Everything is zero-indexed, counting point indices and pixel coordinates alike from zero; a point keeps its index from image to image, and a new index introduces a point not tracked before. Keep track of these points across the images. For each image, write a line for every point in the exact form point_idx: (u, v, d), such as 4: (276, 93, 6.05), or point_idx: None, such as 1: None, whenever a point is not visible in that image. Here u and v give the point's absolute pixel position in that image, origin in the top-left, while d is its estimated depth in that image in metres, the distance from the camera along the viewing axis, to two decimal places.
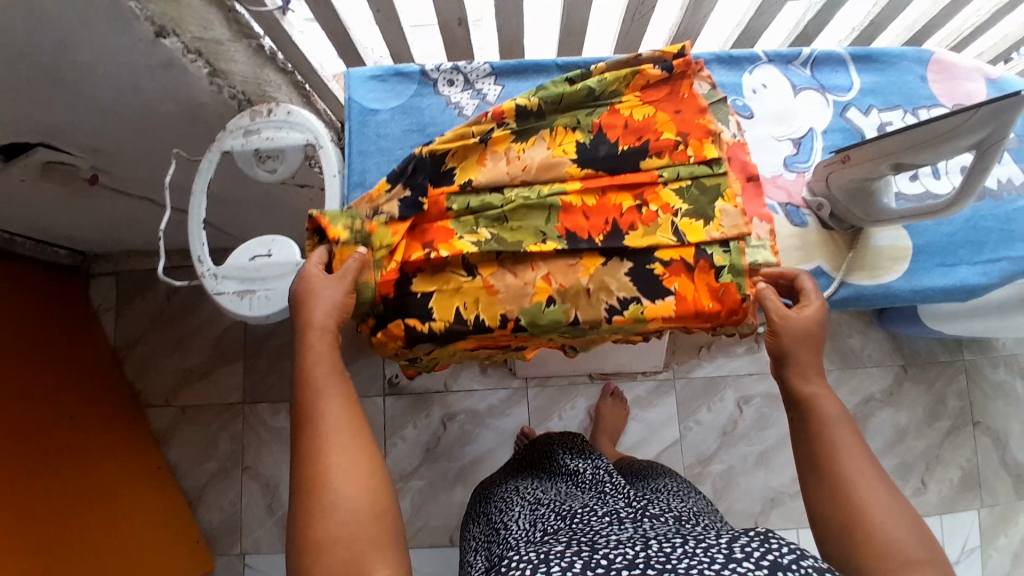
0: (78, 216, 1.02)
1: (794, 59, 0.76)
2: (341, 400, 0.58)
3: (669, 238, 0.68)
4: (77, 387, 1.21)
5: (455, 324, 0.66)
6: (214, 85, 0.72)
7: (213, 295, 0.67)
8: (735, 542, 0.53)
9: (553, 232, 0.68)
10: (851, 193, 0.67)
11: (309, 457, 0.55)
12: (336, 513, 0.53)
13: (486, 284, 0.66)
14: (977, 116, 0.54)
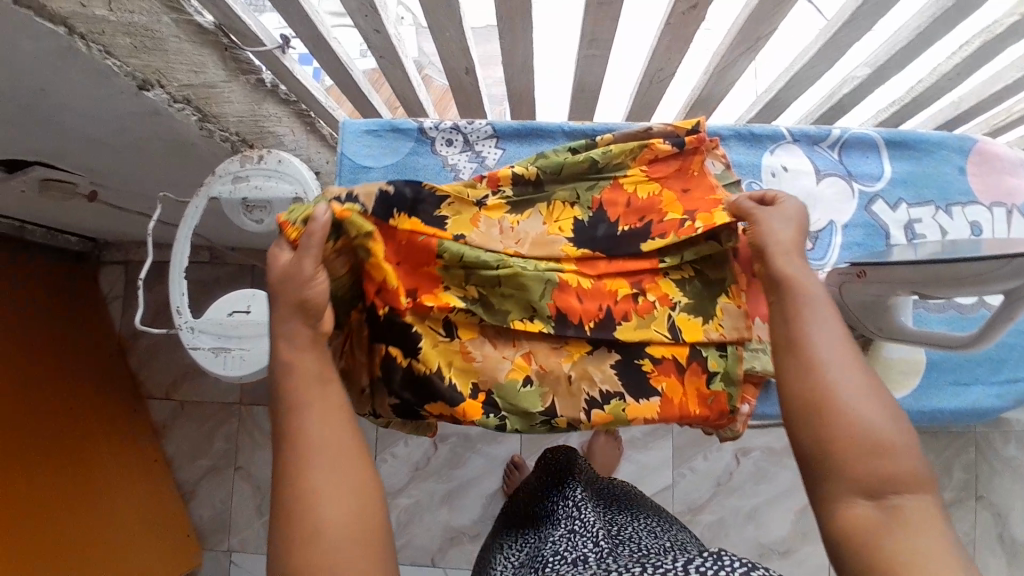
0: (82, 220, 1.02)
1: (821, 140, 0.71)
2: (320, 410, 0.47)
3: (663, 334, 0.64)
4: (81, 376, 1.23)
5: (434, 376, 0.62)
6: (205, 130, 0.71)
7: (189, 348, 0.65)
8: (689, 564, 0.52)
9: (544, 309, 0.64)
10: (865, 304, 0.61)
11: (294, 478, 0.43)
12: (328, 538, 0.41)
13: (463, 349, 0.63)
14: (1011, 267, 0.49)
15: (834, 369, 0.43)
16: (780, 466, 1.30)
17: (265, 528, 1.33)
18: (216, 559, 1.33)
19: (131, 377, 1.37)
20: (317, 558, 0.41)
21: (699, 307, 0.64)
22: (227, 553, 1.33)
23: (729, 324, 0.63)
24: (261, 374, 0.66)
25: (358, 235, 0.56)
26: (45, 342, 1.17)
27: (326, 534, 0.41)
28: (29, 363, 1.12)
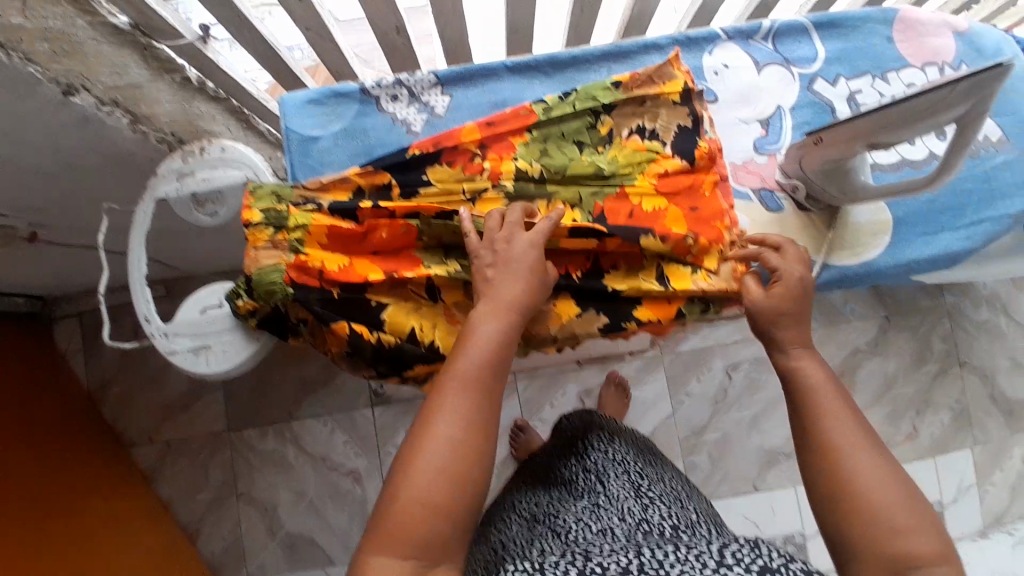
0: (24, 269, 0.97)
1: (755, 34, 0.73)
2: (486, 341, 0.52)
3: (653, 283, 0.64)
4: (61, 434, 1.17)
5: (407, 343, 0.61)
6: (138, 132, 0.68)
7: (166, 355, 0.62)
8: (725, 547, 0.53)
9: None
10: (824, 174, 0.64)
11: (427, 416, 0.49)
12: (437, 449, 0.47)
13: (448, 313, 0.62)
14: (957, 92, 0.51)
15: (865, 475, 0.48)
16: (770, 373, 1.34)
17: (281, 547, 1.29)
18: None
19: (111, 429, 1.31)
20: (427, 458, 0.47)
21: (688, 255, 0.64)
22: None
23: (709, 272, 0.64)
24: (247, 366, 0.64)
25: (292, 229, 0.59)
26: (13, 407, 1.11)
27: (426, 473, 0.47)
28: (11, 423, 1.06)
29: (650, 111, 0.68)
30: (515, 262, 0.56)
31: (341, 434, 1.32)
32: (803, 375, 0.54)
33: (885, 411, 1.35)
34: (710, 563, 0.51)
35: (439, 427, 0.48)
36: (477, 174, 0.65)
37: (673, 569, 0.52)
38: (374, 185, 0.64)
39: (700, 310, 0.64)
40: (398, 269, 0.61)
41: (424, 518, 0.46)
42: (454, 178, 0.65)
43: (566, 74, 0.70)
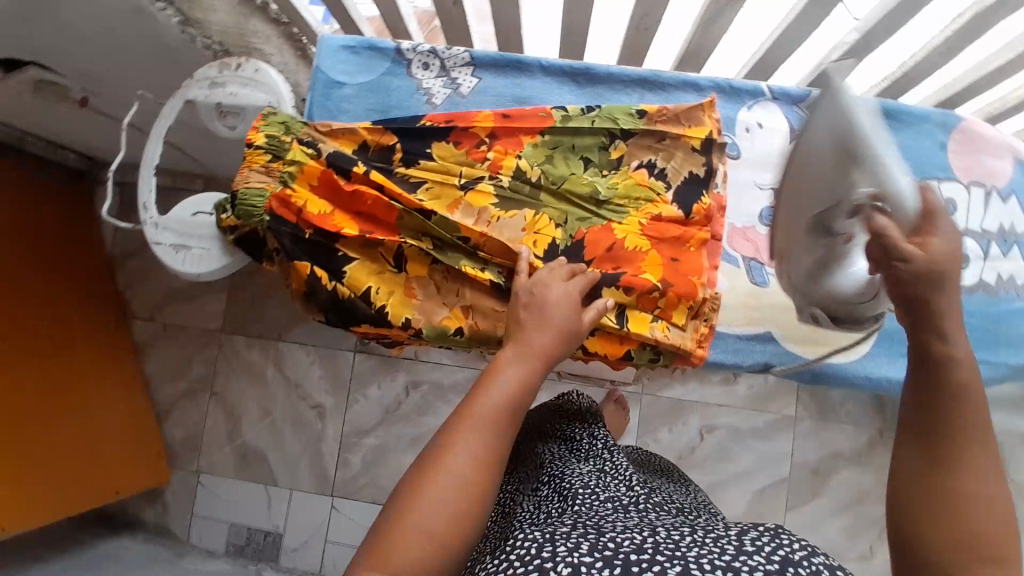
0: (75, 129, 1.04)
1: (800, 101, 0.71)
2: (515, 379, 0.50)
3: (611, 321, 0.63)
4: (67, 289, 1.25)
5: (359, 301, 0.62)
6: (186, 34, 0.71)
7: (151, 243, 0.67)
8: (746, 535, 0.51)
9: (495, 264, 0.64)
10: (813, 268, 0.60)
11: (440, 448, 0.46)
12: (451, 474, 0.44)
13: (408, 284, 0.64)
14: (840, 163, 0.53)
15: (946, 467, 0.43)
16: (744, 446, 1.30)
17: (233, 453, 1.36)
18: (185, 480, 1.37)
19: (119, 296, 1.40)
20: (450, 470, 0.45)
21: (652, 303, 0.64)
22: (195, 475, 1.37)
23: (667, 324, 0.64)
24: (219, 275, 0.67)
25: (287, 163, 0.61)
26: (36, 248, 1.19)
27: (435, 504, 0.43)
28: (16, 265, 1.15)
29: (666, 149, 0.67)
30: (550, 318, 0.55)
31: (318, 368, 1.36)
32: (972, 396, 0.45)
33: (846, 521, 1.27)
34: (731, 550, 0.49)
35: (453, 457, 0.45)
36: (478, 164, 0.66)
37: (691, 551, 0.50)
38: (379, 143, 0.66)
39: (649, 358, 0.64)
40: (373, 230, 0.63)
41: (427, 552, 0.42)
42: (453, 162, 0.66)
43: (597, 90, 0.70)
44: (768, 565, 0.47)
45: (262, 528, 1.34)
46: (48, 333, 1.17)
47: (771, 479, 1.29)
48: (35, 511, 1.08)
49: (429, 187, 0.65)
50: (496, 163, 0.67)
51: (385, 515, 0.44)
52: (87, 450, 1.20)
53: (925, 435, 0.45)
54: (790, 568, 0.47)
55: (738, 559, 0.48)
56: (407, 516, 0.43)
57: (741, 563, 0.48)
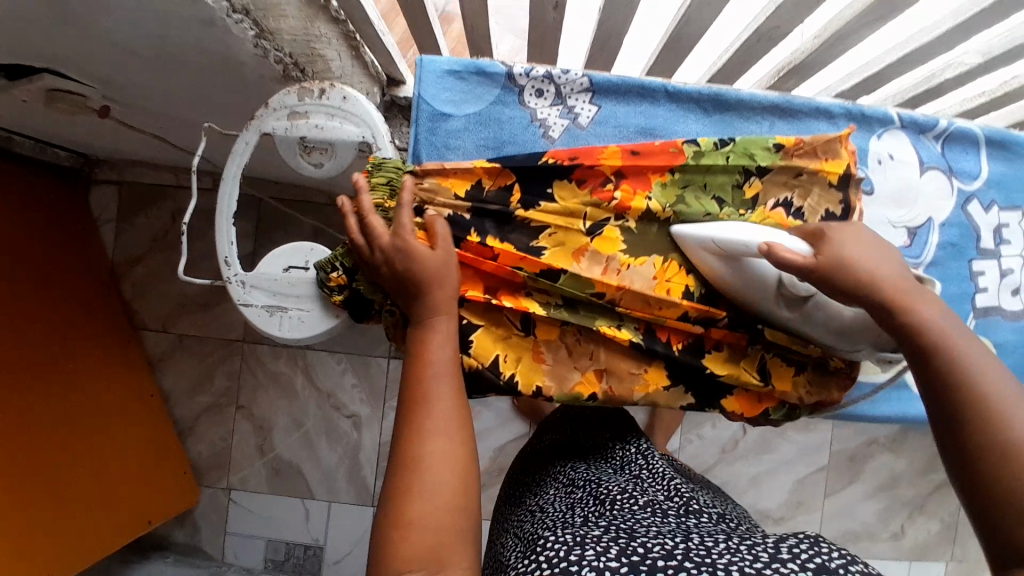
0: (75, 130, 0.92)
1: (928, 130, 0.68)
2: (441, 334, 0.51)
3: (754, 376, 0.60)
4: (67, 307, 1.16)
5: (487, 370, 0.57)
6: (260, 49, 0.61)
7: (239, 304, 0.60)
8: (782, 542, 0.47)
9: (630, 320, 0.59)
10: (839, 332, 0.55)
11: (410, 434, 0.48)
12: (428, 460, 0.46)
13: (536, 348, 0.59)
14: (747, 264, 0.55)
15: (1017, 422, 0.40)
16: (786, 438, 1.31)
17: (266, 468, 1.31)
18: (214, 497, 1.32)
19: (126, 307, 1.32)
20: (427, 449, 0.47)
21: (794, 355, 0.61)
22: (225, 492, 1.32)
23: (810, 377, 0.62)
24: (319, 338, 0.61)
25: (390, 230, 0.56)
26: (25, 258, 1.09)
27: (426, 492, 0.45)
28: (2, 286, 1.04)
29: (802, 185, 0.62)
30: (420, 271, 0.52)
31: (351, 377, 1.29)
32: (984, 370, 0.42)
33: (880, 505, 1.32)
34: (763, 557, 0.45)
35: (425, 439, 0.47)
36: (605, 206, 0.59)
37: (721, 557, 0.46)
38: (496, 183, 0.59)
39: (788, 417, 0.62)
40: (498, 294, 0.58)
41: (436, 536, 0.44)
42: (576, 204, 0.59)
43: (725, 118, 0.64)
44: (800, 572, 0.43)
45: (301, 542, 1.30)
46: (46, 354, 1.08)
47: (809, 468, 1.31)
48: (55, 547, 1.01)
49: (551, 232, 0.59)
50: (624, 203, 0.59)
51: (386, 518, 0.45)
52: (104, 474, 1.13)
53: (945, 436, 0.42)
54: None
55: (770, 567, 0.44)
56: (403, 506, 0.45)
57: (771, 572, 0.44)
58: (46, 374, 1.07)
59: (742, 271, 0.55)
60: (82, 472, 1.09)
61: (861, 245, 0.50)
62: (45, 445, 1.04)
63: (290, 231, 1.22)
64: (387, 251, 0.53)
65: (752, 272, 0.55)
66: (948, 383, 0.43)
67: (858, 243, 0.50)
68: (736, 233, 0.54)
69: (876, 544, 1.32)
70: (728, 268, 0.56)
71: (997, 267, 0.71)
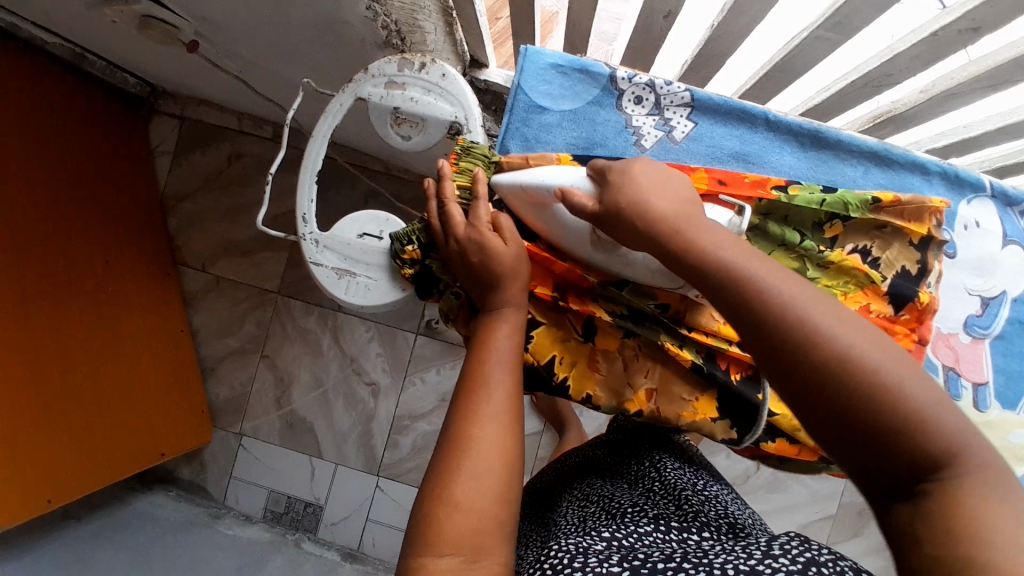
0: (154, 59, 0.94)
1: (1019, 205, 0.66)
2: (512, 327, 0.52)
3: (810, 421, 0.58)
4: (113, 230, 1.18)
5: (542, 368, 0.58)
6: (371, 11, 0.60)
7: (309, 262, 0.60)
8: (774, 540, 0.46)
9: (693, 343, 0.58)
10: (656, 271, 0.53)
11: (466, 414, 0.48)
12: (479, 443, 0.47)
13: (593, 357, 0.59)
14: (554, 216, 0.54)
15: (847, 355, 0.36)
16: (798, 481, 1.30)
17: (280, 420, 1.32)
18: (225, 439, 1.35)
19: (169, 240, 1.34)
20: (475, 432, 0.47)
21: None
22: (237, 436, 1.34)
23: None
24: (379, 308, 0.61)
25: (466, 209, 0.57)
26: (80, 175, 1.11)
27: (472, 476, 0.45)
28: (54, 199, 1.06)
29: (884, 239, 0.61)
30: (494, 263, 0.53)
31: (377, 345, 1.30)
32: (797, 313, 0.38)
33: (882, 563, 1.30)
34: (755, 554, 0.45)
35: (479, 422, 0.48)
36: None
37: (718, 557, 0.46)
38: None
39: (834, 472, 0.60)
40: (567, 297, 0.58)
41: (476, 522, 0.44)
42: None
43: (819, 155, 0.63)
44: (791, 566, 0.43)
45: (302, 498, 1.31)
46: (87, 273, 1.10)
47: (817, 514, 1.30)
48: (70, 460, 1.03)
49: None
50: None
51: (430, 495, 0.45)
52: (125, 398, 1.15)
53: (783, 379, 0.38)
54: (814, 569, 0.42)
55: (761, 563, 0.44)
56: (447, 485, 0.45)
57: (762, 568, 0.43)
58: (85, 292, 1.09)
59: (551, 221, 0.54)
60: (105, 392, 1.11)
61: (649, 184, 0.49)
62: (75, 360, 1.06)
63: (341, 193, 1.23)
64: (461, 242, 0.54)
65: (557, 219, 0.54)
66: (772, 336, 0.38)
67: (638, 178, 0.49)
68: (542, 180, 0.54)
69: None
70: (541, 219, 0.55)
71: None
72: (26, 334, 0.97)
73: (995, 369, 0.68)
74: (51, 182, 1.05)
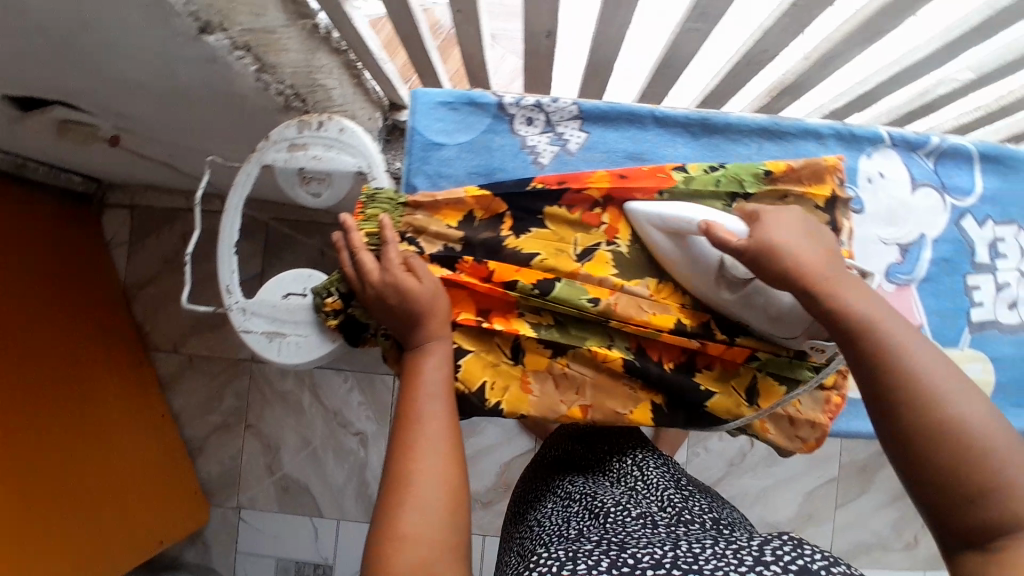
0: (92, 159, 0.97)
1: (919, 148, 0.69)
2: (440, 356, 0.54)
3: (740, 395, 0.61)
4: (81, 328, 1.19)
5: (474, 396, 0.59)
6: (262, 82, 0.62)
7: (240, 331, 0.61)
8: (767, 544, 0.47)
9: (621, 340, 0.61)
10: (775, 319, 0.57)
11: (406, 448, 0.49)
12: (419, 474, 0.48)
13: (524, 378, 0.60)
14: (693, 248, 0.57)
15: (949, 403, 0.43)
16: None
17: (275, 486, 1.32)
18: (223, 515, 1.34)
19: (138, 328, 1.35)
20: (416, 465, 0.48)
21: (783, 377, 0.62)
22: (235, 510, 1.34)
23: (801, 398, 0.62)
24: (315, 363, 0.63)
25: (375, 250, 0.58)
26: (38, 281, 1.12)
27: (417, 507, 0.47)
28: (16, 311, 1.07)
29: (789, 208, 0.62)
30: (412, 302, 0.54)
31: (358, 394, 1.31)
32: (911, 364, 0.44)
33: (894, 516, 1.31)
34: (748, 560, 0.46)
35: (417, 454, 0.49)
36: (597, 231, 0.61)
37: (708, 564, 0.46)
38: (487, 213, 0.61)
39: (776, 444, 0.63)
40: (490, 320, 0.59)
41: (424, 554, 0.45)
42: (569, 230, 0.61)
43: (713, 141, 0.65)
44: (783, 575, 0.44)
45: (311, 560, 1.31)
46: (61, 376, 1.11)
47: (818, 480, 1.30)
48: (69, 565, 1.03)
49: (542, 259, 0.60)
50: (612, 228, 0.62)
51: (376, 532, 0.47)
52: (116, 493, 1.15)
53: (883, 418, 0.45)
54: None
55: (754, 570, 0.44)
56: (393, 523, 0.46)
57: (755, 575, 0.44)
58: (61, 395, 1.10)
59: (686, 251, 0.57)
60: (96, 489, 1.11)
61: (797, 234, 0.53)
62: (59, 466, 1.06)
63: (299, 251, 1.25)
64: (376, 287, 0.55)
65: (694, 248, 0.57)
66: (884, 381, 0.45)
67: (785, 228, 0.53)
68: (682, 211, 0.56)
69: (888, 555, 1.31)
70: (673, 246, 0.58)
71: (992, 281, 0.71)
72: (5, 452, 0.97)
73: (927, 311, 0.70)
74: (10, 293, 1.07)
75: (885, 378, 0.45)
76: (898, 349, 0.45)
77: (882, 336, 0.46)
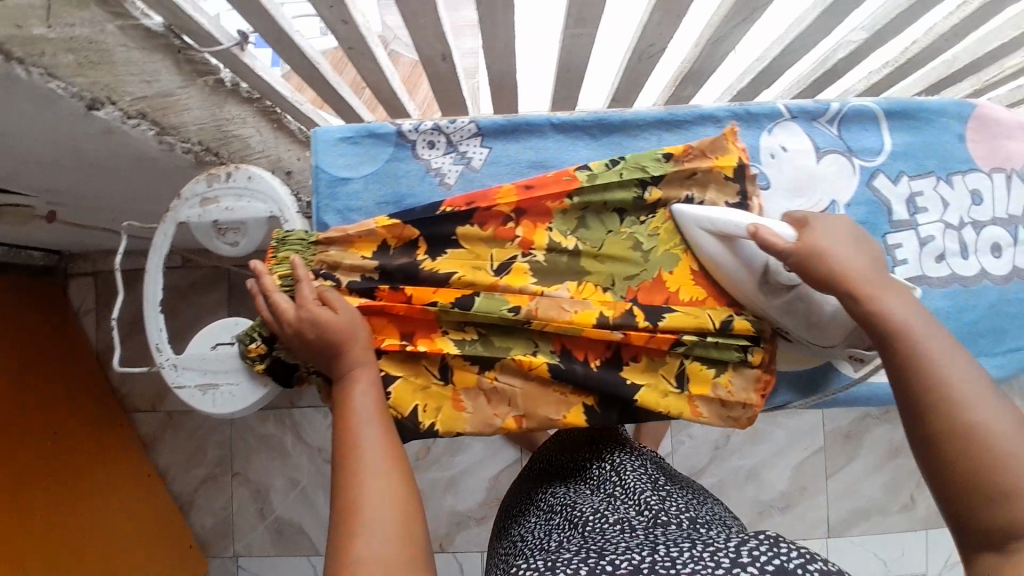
0: (38, 236, 0.98)
1: (820, 115, 0.70)
2: (369, 385, 0.55)
3: (671, 383, 0.62)
4: (58, 401, 1.20)
5: (408, 420, 0.60)
6: (165, 143, 0.64)
7: (173, 387, 0.62)
8: (743, 545, 0.47)
9: (546, 344, 0.61)
10: (814, 326, 0.60)
11: (347, 481, 0.50)
12: (362, 504, 0.48)
13: (455, 396, 0.61)
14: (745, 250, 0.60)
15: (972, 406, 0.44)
16: (776, 425, 1.30)
17: (269, 530, 1.33)
18: (223, 566, 1.35)
19: (115, 392, 1.36)
20: (359, 495, 0.49)
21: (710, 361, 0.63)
22: (233, 560, 1.34)
23: (733, 379, 0.63)
24: (252, 409, 0.64)
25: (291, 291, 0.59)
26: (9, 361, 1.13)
27: (366, 534, 0.47)
28: None
29: (697, 191, 0.64)
30: (332, 333, 0.55)
31: None
32: (939, 365, 0.46)
33: (886, 477, 1.31)
34: (725, 562, 0.45)
35: (361, 483, 0.49)
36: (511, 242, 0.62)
37: (685, 567, 0.46)
38: (400, 239, 0.61)
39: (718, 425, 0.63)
40: (415, 343, 0.60)
41: None
42: (483, 247, 0.62)
43: (612, 139, 0.66)
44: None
45: None
46: (41, 451, 1.12)
47: (806, 452, 1.30)
48: None
49: (460, 276, 0.60)
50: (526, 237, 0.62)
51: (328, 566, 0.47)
52: (110, 559, 1.15)
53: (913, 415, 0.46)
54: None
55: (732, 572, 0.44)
56: (343, 555, 0.46)
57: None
58: (44, 470, 1.11)
59: (732, 253, 0.60)
60: (89, 559, 1.12)
61: (844, 239, 0.54)
62: (48, 542, 1.06)
63: None
64: (292, 325, 0.56)
65: (741, 250, 0.60)
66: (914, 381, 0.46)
67: (834, 234, 0.55)
68: (728, 215, 0.59)
69: (887, 518, 1.31)
70: (721, 248, 0.61)
71: (914, 236, 0.72)
72: None
73: None
74: None
75: (915, 381, 0.46)
76: (926, 351, 0.47)
77: (913, 339, 0.47)
